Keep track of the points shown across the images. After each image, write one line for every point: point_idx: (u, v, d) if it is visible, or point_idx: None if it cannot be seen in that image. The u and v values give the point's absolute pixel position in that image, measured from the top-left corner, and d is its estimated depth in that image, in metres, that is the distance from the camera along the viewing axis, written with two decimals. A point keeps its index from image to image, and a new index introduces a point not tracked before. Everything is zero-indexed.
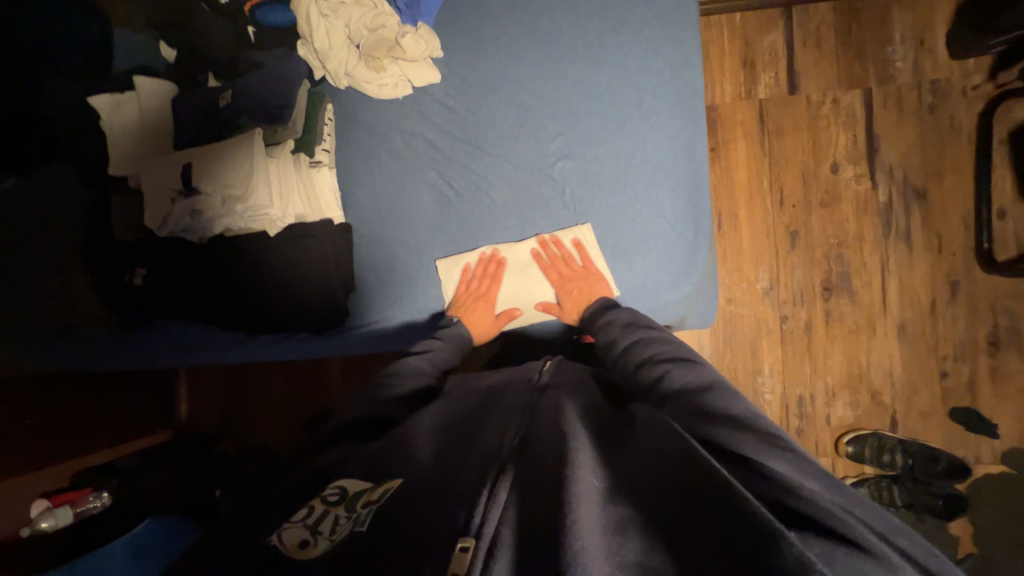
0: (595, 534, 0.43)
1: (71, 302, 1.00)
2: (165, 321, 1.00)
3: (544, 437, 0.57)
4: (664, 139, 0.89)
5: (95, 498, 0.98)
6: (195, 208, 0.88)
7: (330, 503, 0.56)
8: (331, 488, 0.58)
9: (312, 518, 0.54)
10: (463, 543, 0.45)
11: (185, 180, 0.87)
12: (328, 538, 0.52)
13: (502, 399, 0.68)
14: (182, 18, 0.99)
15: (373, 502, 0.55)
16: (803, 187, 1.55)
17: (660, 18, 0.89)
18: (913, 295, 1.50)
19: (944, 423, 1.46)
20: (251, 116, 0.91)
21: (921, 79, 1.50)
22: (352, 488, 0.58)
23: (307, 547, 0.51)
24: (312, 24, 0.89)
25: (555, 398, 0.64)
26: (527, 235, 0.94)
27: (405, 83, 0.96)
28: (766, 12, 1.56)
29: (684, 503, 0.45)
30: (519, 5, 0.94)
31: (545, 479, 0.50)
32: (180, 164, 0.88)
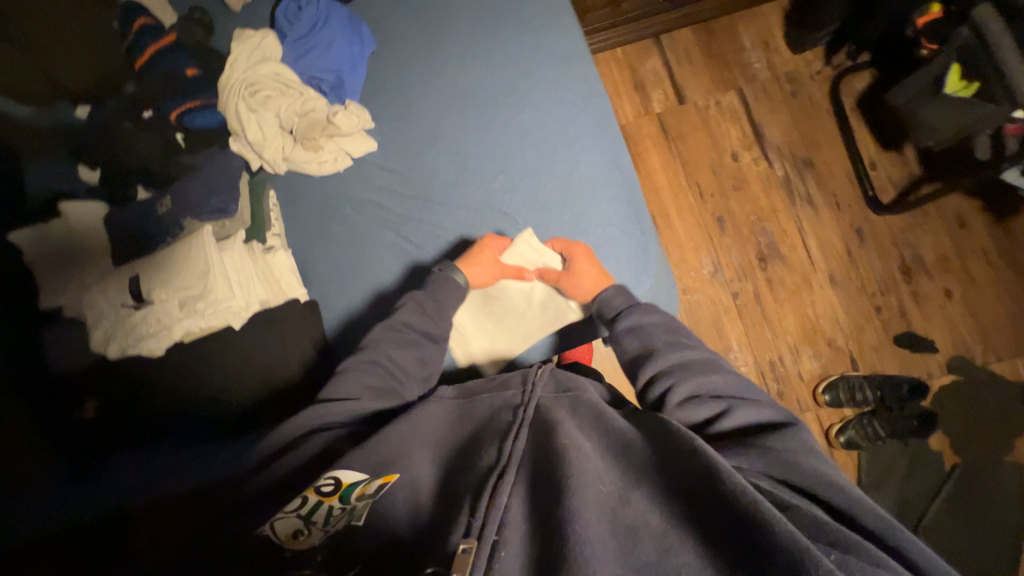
0: (601, 541, 0.47)
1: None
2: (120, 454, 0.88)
3: (545, 450, 0.57)
4: (592, 157, 0.98)
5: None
6: (148, 318, 0.84)
7: (324, 492, 0.58)
8: (325, 478, 0.60)
9: (305, 509, 0.57)
10: (464, 544, 0.47)
11: (135, 292, 0.84)
12: (321, 528, 0.56)
13: (496, 416, 0.67)
14: (105, 139, 0.98)
15: (368, 497, 0.58)
16: (714, 177, 1.75)
17: (560, 59, 1.02)
18: (832, 247, 1.70)
19: (893, 351, 1.62)
20: (194, 215, 0.91)
21: (777, 73, 1.79)
22: (346, 479, 0.59)
23: (300, 535, 0.56)
24: (242, 120, 0.94)
25: (553, 411, 0.64)
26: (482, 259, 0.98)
27: (344, 156, 1.00)
28: (641, 43, 1.82)
29: (694, 509, 0.49)
30: (435, 70, 1.03)
31: (547, 488, 0.53)
32: (128, 279, 0.85)
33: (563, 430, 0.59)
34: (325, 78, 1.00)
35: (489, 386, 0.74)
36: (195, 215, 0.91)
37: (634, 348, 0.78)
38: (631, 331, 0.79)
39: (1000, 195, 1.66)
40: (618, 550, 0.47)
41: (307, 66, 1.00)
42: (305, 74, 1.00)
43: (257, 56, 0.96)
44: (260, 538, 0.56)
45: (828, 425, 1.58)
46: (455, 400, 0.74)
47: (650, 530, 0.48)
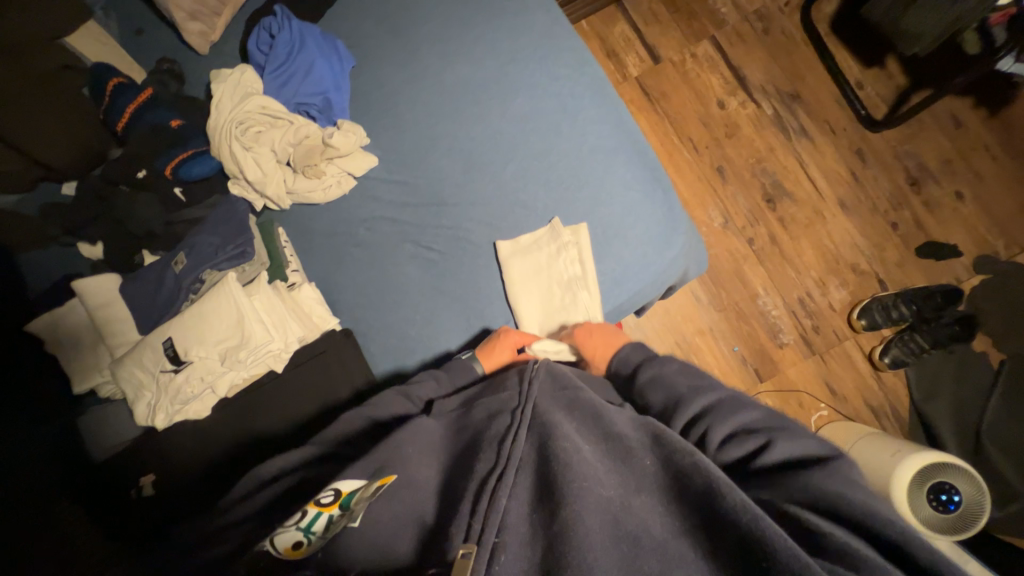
0: (602, 548, 0.48)
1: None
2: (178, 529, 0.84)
3: (545, 454, 0.56)
4: (597, 127, 0.96)
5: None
6: (190, 379, 0.82)
7: (323, 503, 0.57)
8: (324, 490, 0.58)
9: (305, 520, 0.56)
10: (463, 550, 0.48)
11: (172, 356, 0.82)
12: (322, 536, 0.56)
13: (490, 420, 0.64)
14: (103, 209, 0.96)
15: (366, 498, 0.57)
16: (705, 129, 1.73)
17: (544, 35, 1.00)
18: (836, 174, 1.69)
19: (917, 264, 1.61)
20: (210, 265, 0.88)
21: (745, 13, 1.78)
22: (346, 487, 0.58)
23: (303, 543, 0.55)
24: (238, 161, 0.91)
25: (550, 411, 0.61)
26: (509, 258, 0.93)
27: (347, 177, 0.97)
28: (604, 11, 1.80)
29: (693, 513, 0.50)
30: (420, 72, 1.01)
31: (548, 493, 0.53)
32: (161, 343, 0.83)
33: (561, 432, 0.57)
34: (313, 102, 0.97)
35: (485, 395, 0.71)
36: (213, 264, 0.89)
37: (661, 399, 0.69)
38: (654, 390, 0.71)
39: (989, 88, 1.66)
40: (619, 557, 0.48)
41: (292, 94, 0.97)
42: (292, 101, 0.97)
43: (240, 93, 0.94)
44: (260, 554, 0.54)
45: (869, 350, 1.57)
46: (457, 417, 0.70)
47: (650, 536, 0.49)
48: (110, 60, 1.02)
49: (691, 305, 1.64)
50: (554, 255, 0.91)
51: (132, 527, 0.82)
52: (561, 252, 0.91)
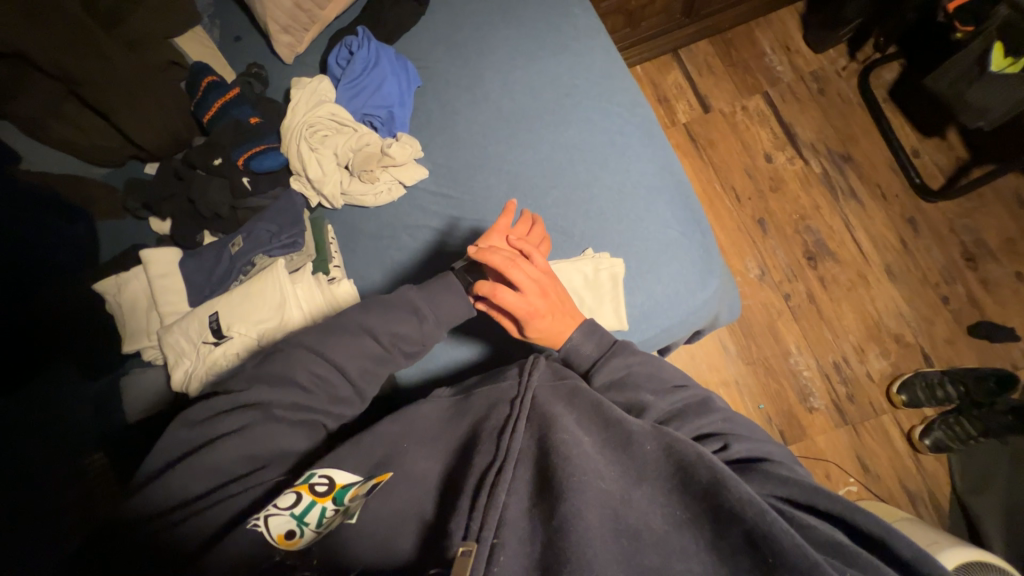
0: (602, 543, 0.48)
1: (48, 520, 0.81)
2: None
3: (545, 450, 0.55)
4: (642, 164, 0.99)
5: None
6: (226, 354, 0.86)
7: (318, 495, 0.59)
8: (319, 476, 0.60)
9: (299, 507, 0.58)
10: (463, 547, 0.48)
11: (216, 329, 0.87)
12: (314, 530, 0.58)
13: (490, 413, 0.63)
14: (178, 190, 1.05)
15: (364, 495, 0.59)
16: (750, 180, 1.73)
17: (601, 75, 1.05)
18: (884, 240, 1.64)
19: (969, 343, 1.52)
20: (264, 251, 0.95)
21: (801, 73, 1.80)
22: (340, 479, 0.61)
23: (294, 535, 0.57)
24: (303, 159, 0.99)
25: (550, 405, 0.61)
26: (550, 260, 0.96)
27: (398, 185, 1.03)
28: (660, 60, 1.87)
29: (697, 509, 0.50)
30: (479, 97, 1.07)
31: (548, 488, 0.53)
32: (207, 316, 0.88)
33: (560, 425, 0.57)
34: (378, 114, 1.05)
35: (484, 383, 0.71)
36: (266, 250, 0.96)
37: (623, 404, 0.69)
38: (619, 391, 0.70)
39: None
40: (619, 551, 0.49)
41: (361, 106, 1.05)
42: (359, 112, 1.05)
43: (314, 99, 1.03)
44: (250, 533, 0.56)
45: (909, 428, 1.48)
46: (455, 400, 0.71)
47: (648, 532, 0.50)
48: (207, 61, 1.15)
49: (719, 353, 1.60)
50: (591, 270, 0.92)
51: None
52: (598, 270, 0.92)
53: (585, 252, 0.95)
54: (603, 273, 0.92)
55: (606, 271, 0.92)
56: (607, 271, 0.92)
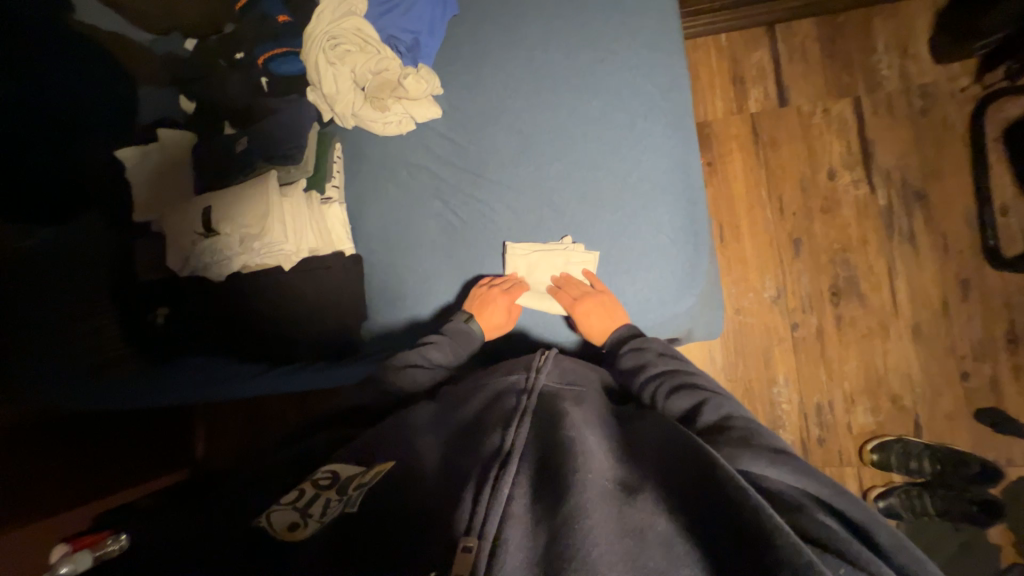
0: (608, 541, 0.45)
1: (83, 348, 1.03)
2: (181, 358, 1.03)
3: (550, 449, 0.55)
4: (659, 158, 0.92)
5: (111, 541, 0.95)
6: (214, 247, 0.95)
7: (322, 485, 0.58)
8: (322, 472, 0.60)
9: (303, 501, 0.57)
10: (466, 543, 0.45)
11: (205, 222, 0.94)
12: (318, 520, 0.54)
13: (496, 405, 0.65)
14: (204, 75, 1.08)
15: (364, 486, 0.56)
16: (802, 195, 1.58)
17: (648, 46, 0.95)
18: (926, 297, 1.50)
19: (970, 425, 1.44)
20: (266, 158, 0.98)
21: (908, 84, 1.55)
22: (344, 473, 0.60)
23: (299, 527, 0.53)
24: (320, 71, 0.97)
25: (555, 401, 0.63)
26: (530, 235, 0.96)
27: (408, 120, 1.02)
28: (751, 31, 1.63)
29: (723, 525, 0.45)
30: (513, 41, 1.00)
31: (554, 479, 0.51)
32: (202, 209, 0.95)
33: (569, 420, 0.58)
34: (403, 39, 0.99)
35: (487, 378, 0.74)
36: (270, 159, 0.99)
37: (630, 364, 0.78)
38: (632, 355, 0.79)
39: None
40: (624, 550, 0.44)
41: (388, 25, 0.99)
42: (385, 32, 0.99)
43: (343, 8, 0.97)
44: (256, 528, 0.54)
45: (868, 486, 1.46)
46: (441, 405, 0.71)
47: (654, 531, 0.46)
48: None
49: (703, 363, 1.58)
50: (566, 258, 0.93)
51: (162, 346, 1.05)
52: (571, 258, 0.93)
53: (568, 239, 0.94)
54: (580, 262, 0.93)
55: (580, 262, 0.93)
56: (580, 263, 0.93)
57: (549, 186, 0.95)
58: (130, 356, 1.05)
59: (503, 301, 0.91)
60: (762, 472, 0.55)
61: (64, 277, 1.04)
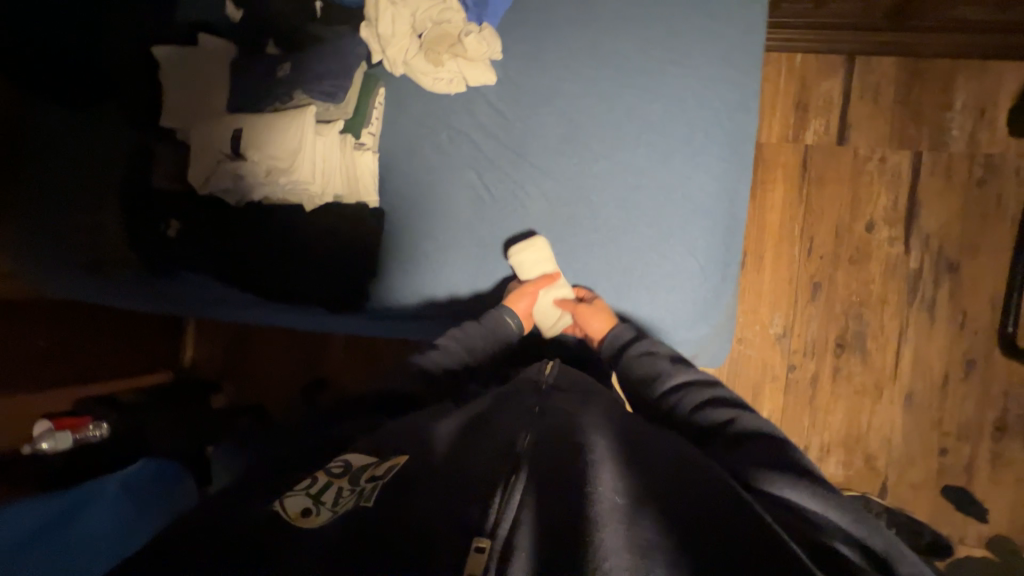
0: (619, 553, 0.45)
1: (84, 245, 1.06)
2: (182, 269, 1.03)
3: (562, 455, 0.56)
4: (709, 179, 0.88)
5: (94, 428, 1.05)
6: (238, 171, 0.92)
7: (334, 476, 0.56)
8: (336, 461, 0.58)
9: (314, 488, 0.55)
10: (479, 543, 0.46)
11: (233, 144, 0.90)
12: (330, 509, 0.53)
13: (509, 407, 0.67)
14: None
15: (378, 482, 0.55)
16: (834, 240, 1.54)
17: (725, 57, 0.89)
18: (928, 368, 1.49)
19: (933, 498, 1.47)
20: (304, 90, 0.91)
21: (974, 151, 1.49)
22: (359, 463, 0.58)
23: (309, 514, 0.52)
24: (379, 9, 0.91)
25: (568, 413, 0.65)
26: (555, 229, 0.93)
27: (460, 81, 0.96)
28: (829, 57, 1.54)
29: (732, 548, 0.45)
30: (586, 19, 0.93)
31: (565, 487, 0.52)
32: (231, 130, 0.91)
33: (581, 431, 0.60)
34: None
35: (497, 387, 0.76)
36: (309, 91, 0.91)
37: (643, 369, 0.77)
38: (644, 358, 0.78)
39: None
40: (637, 563, 0.45)
41: None
42: None
43: None
44: (267, 510, 0.52)
45: None
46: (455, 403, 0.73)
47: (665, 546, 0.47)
48: None
49: None
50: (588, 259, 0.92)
51: (164, 252, 1.04)
52: (593, 261, 0.92)
53: (595, 240, 0.91)
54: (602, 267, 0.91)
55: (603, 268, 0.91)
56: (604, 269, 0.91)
57: (589, 182, 0.92)
58: (129, 262, 1.05)
59: (527, 299, 0.88)
60: (800, 499, 0.56)
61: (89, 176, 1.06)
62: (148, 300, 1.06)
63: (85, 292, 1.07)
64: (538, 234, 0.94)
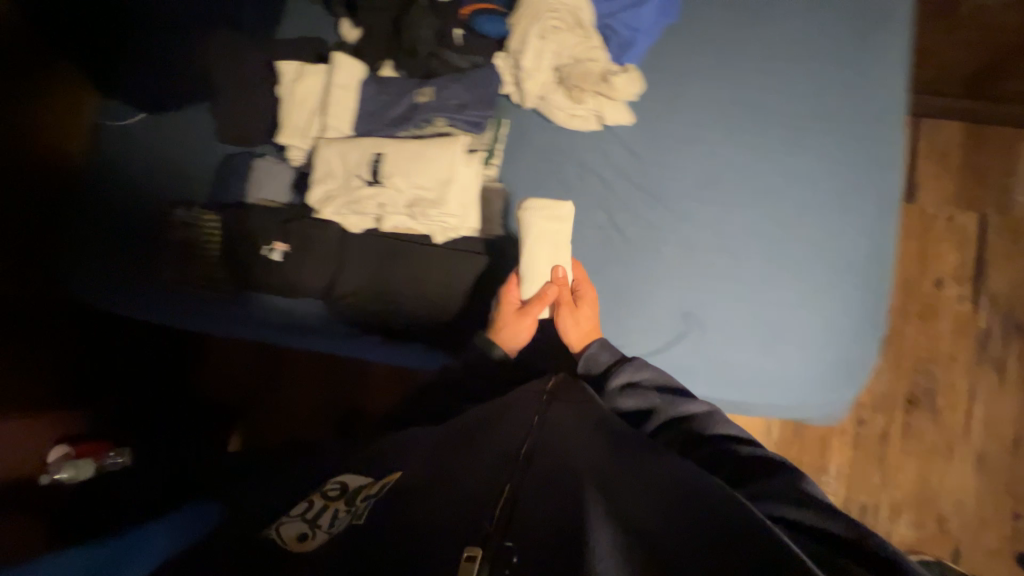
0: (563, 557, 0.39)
1: (173, 262, 1.01)
2: (260, 292, 0.98)
3: (558, 473, 0.51)
4: (861, 238, 0.85)
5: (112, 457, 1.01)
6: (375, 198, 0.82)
7: (330, 499, 0.65)
8: (333, 484, 0.67)
9: (311, 513, 0.64)
10: (471, 551, 0.39)
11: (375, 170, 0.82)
12: (325, 530, 0.60)
13: (502, 427, 0.63)
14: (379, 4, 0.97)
15: (371, 497, 0.61)
16: (904, 294, 1.54)
17: (875, 117, 0.89)
18: (999, 428, 1.48)
19: (1007, 564, 1.44)
20: (447, 116, 0.86)
21: None
22: (353, 484, 0.66)
23: (307, 537, 0.60)
24: (524, 41, 0.88)
25: (559, 431, 0.61)
26: (694, 277, 0.88)
27: (595, 119, 0.94)
28: None
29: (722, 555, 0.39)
30: (731, 69, 0.93)
31: (563, 500, 0.47)
32: (372, 153, 0.83)
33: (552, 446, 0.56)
34: (620, 33, 0.91)
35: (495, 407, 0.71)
36: (454, 121, 0.86)
37: (636, 405, 0.73)
38: (633, 391, 0.75)
39: None
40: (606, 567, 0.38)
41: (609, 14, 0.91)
42: (603, 20, 0.91)
43: None
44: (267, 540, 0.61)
45: None
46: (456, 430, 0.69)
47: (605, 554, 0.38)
48: None
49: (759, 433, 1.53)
50: (730, 313, 0.86)
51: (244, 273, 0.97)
52: (737, 315, 0.86)
53: (740, 293, 0.86)
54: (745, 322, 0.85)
55: (749, 323, 0.85)
56: (750, 324, 0.85)
57: (734, 232, 0.88)
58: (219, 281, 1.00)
59: (524, 327, 0.86)
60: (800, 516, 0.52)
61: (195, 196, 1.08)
62: (236, 322, 1.01)
63: (153, 309, 1.04)
64: (674, 281, 0.89)
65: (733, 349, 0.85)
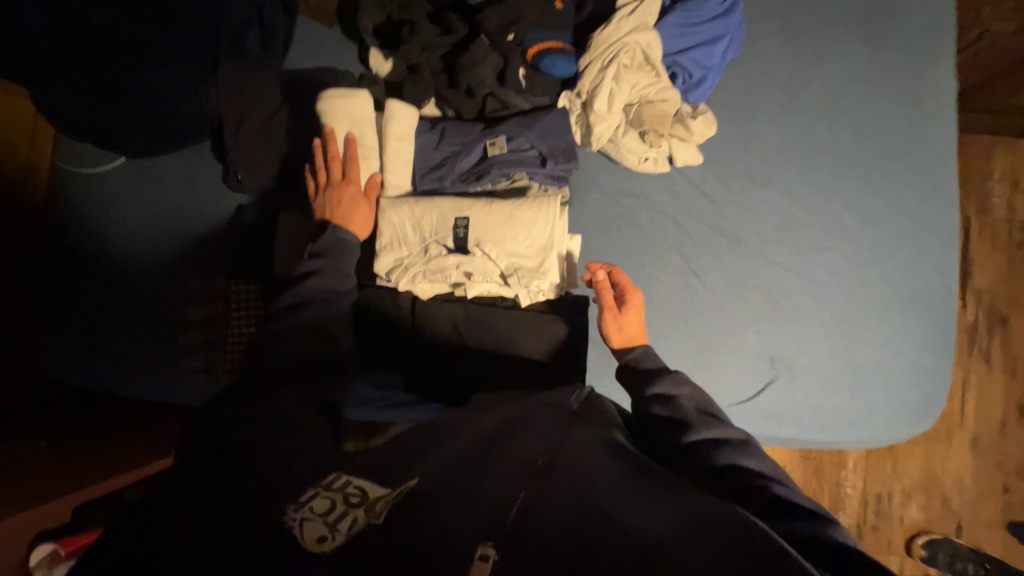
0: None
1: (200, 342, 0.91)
2: None
3: (574, 488, 0.47)
4: (928, 271, 0.89)
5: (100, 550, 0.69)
6: (461, 267, 0.78)
7: (349, 503, 0.47)
8: (351, 486, 0.49)
9: (331, 513, 0.46)
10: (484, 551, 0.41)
11: (459, 239, 0.77)
12: (347, 530, 0.45)
13: (526, 417, 0.59)
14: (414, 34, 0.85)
15: (390, 502, 0.47)
16: None
17: (932, 151, 0.91)
18: (991, 412, 1.57)
19: (1003, 535, 1.55)
20: (527, 171, 0.81)
21: (1014, 216, 1.57)
22: (374, 492, 0.49)
23: (325, 541, 0.44)
24: (597, 83, 0.82)
25: (586, 428, 0.57)
26: (777, 321, 0.89)
27: (666, 162, 0.90)
28: None
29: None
30: (794, 107, 0.92)
31: (568, 527, 0.43)
32: (455, 218, 0.78)
33: (571, 458, 0.51)
34: (690, 73, 0.87)
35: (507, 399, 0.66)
36: (534, 174, 0.81)
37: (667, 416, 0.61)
38: (668, 402, 0.62)
39: None
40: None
41: (679, 52, 0.86)
42: (671, 59, 0.87)
43: (639, 19, 0.82)
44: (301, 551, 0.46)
45: None
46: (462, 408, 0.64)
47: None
48: None
49: None
50: (814, 358, 0.88)
51: None
52: (822, 359, 0.88)
53: (821, 333, 0.88)
54: (830, 365, 0.88)
55: (833, 365, 0.88)
56: (834, 366, 0.88)
57: (812, 272, 0.89)
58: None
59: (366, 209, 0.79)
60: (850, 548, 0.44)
61: (206, 261, 0.94)
62: None
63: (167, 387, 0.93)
64: (759, 324, 0.89)
65: (821, 391, 0.87)
